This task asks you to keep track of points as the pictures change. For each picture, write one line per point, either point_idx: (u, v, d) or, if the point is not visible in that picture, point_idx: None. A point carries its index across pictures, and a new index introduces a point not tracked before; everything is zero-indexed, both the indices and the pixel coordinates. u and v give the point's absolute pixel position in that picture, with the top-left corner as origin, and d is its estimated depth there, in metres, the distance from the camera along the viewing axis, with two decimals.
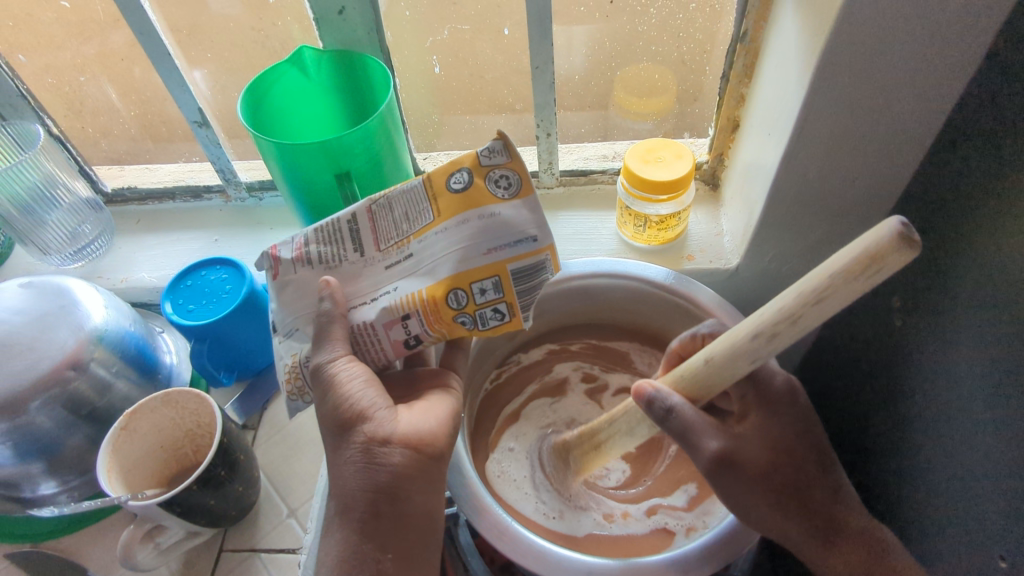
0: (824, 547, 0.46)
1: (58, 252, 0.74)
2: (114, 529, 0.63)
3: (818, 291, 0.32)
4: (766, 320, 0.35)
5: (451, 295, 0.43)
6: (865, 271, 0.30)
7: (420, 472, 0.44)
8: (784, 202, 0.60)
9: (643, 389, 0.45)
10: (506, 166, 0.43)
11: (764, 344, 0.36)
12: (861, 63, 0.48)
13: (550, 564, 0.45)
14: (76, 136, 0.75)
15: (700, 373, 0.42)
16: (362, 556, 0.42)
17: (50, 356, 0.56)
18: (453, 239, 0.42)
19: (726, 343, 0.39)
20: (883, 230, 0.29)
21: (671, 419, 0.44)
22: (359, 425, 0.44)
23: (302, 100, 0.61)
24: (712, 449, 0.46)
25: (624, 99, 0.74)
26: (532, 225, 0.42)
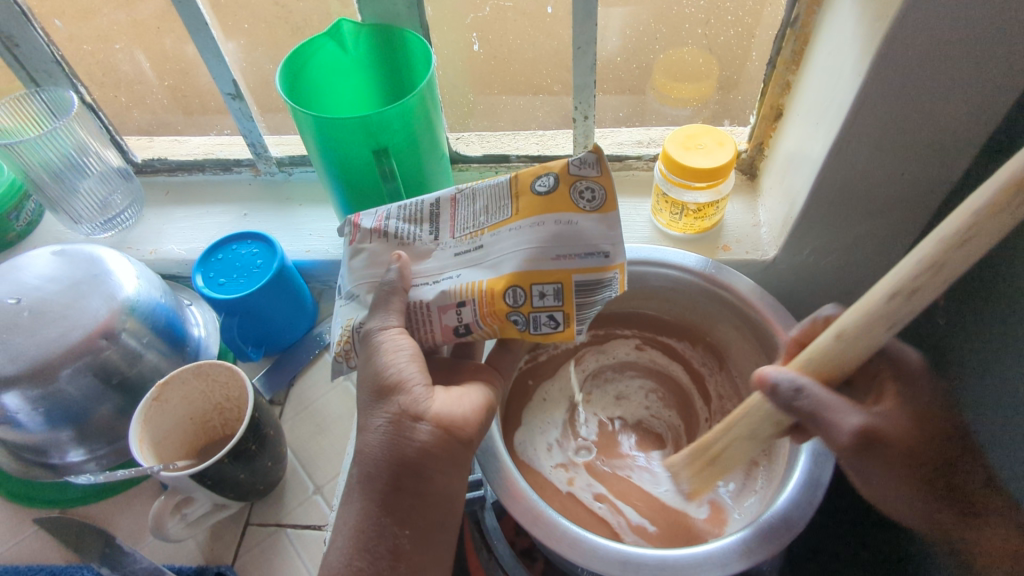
0: (963, 524, 0.42)
1: (88, 221, 0.74)
2: (141, 498, 0.63)
3: (960, 233, 0.30)
4: (902, 276, 0.34)
5: (510, 292, 0.44)
6: (1016, 203, 0.28)
7: (445, 453, 0.44)
8: (829, 194, 0.58)
9: (766, 374, 0.42)
10: (593, 178, 0.44)
11: (902, 304, 0.34)
12: (922, 52, 0.46)
13: (585, 551, 0.44)
14: (108, 105, 0.75)
15: (832, 351, 0.39)
16: (379, 532, 0.43)
17: (82, 324, 0.56)
18: (528, 238, 0.44)
19: (861, 313, 0.37)
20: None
21: (803, 400, 0.40)
22: (394, 395, 0.44)
23: (340, 74, 0.60)
24: (857, 427, 0.40)
25: (664, 84, 0.72)
26: (606, 242, 0.44)
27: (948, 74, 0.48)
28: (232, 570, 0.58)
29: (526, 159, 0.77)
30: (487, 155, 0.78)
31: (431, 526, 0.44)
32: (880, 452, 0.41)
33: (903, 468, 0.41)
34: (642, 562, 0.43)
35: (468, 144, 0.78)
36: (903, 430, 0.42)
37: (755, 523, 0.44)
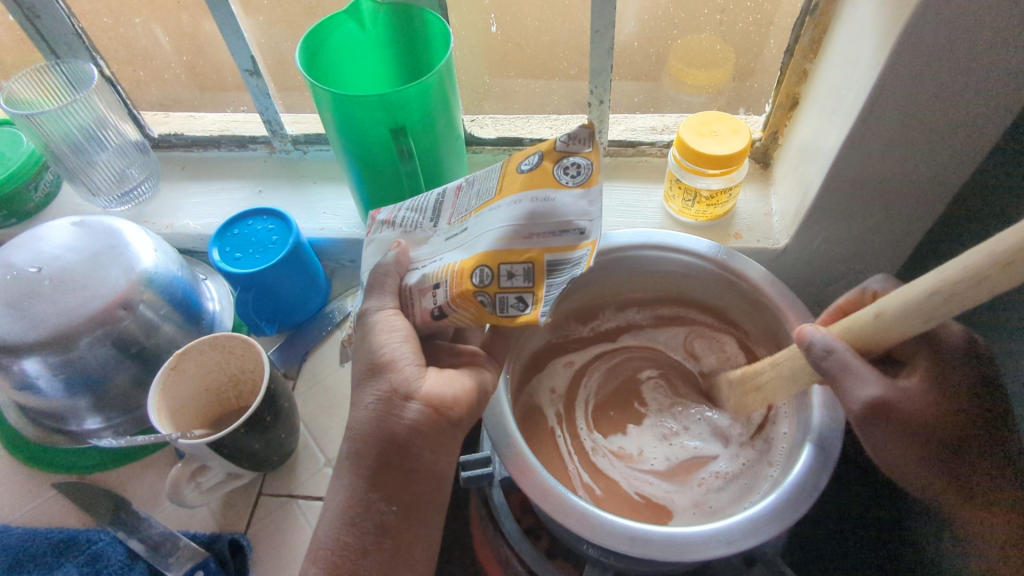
0: (967, 498, 0.46)
1: (106, 194, 0.75)
2: (156, 466, 0.64)
3: (1010, 252, 0.30)
4: (947, 277, 0.33)
5: (477, 271, 0.42)
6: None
7: (434, 433, 0.44)
8: (843, 183, 0.58)
9: (806, 331, 0.44)
10: (581, 154, 0.42)
11: (944, 304, 0.34)
12: (942, 42, 0.46)
13: (592, 526, 0.44)
14: (126, 79, 0.75)
15: (870, 327, 0.39)
16: (370, 503, 0.44)
17: (102, 294, 0.57)
18: (504, 216, 0.43)
19: (900, 297, 0.37)
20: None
21: (832, 360, 0.42)
22: (386, 373, 0.45)
23: (358, 51, 0.60)
24: (873, 396, 0.42)
25: (680, 70, 0.72)
26: (582, 217, 0.42)
27: (967, 65, 0.48)
28: (246, 538, 0.59)
29: (539, 143, 0.77)
30: (501, 138, 0.78)
31: (431, 495, 0.45)
32: (892, 426, 0.43)
33: (907, 446, 0.44)
34: (647, 539, 0.44)
35: (483, 126, 0.78)
36: (920, 409, 0.44)
37: (764, 502, 0.45)
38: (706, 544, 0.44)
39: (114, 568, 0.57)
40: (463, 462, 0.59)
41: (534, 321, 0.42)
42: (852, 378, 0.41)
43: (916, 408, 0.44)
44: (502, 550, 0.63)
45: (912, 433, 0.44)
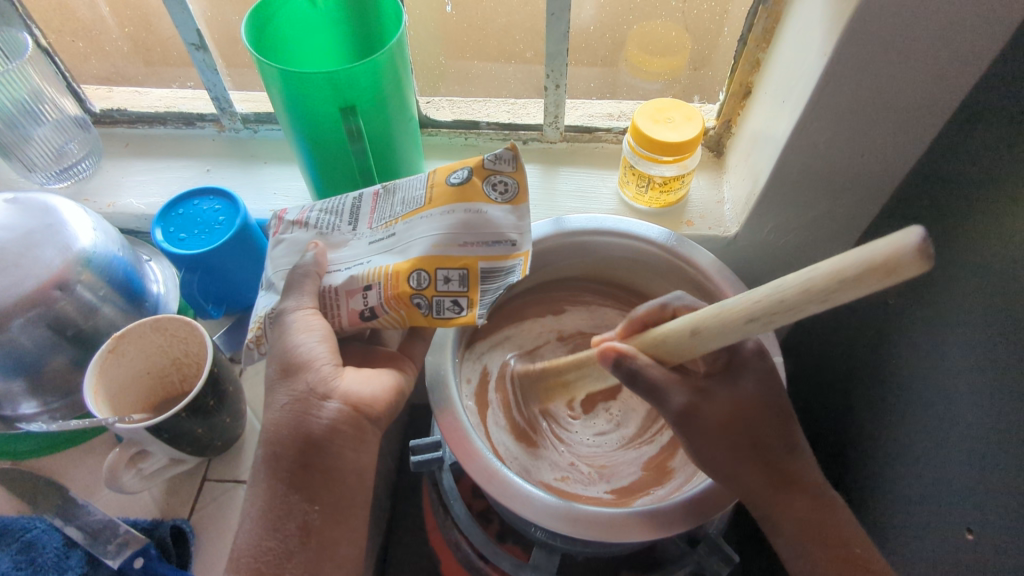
0: (773, 493, 0.46)
1: (42, 170, 0.71)
2: (96, 452, 0.62)
3: (824, 292, 0.31)
4: (764, 302, 0.34)
5: (414, 275, 0.44)
6: (882, 281, 0.29)
7: (353, 430, 0.45)
8: (790, 172, 0.59)
9: (609, 351, 0.45)
10: (508, 174, 0.46)
11: (756, 325, 0.36)
12: (884, 33, 0.48)
13: (537, 509, 0.45)
14: (64, 50, 0.72)
15: (686, 340, 0.41)
16: (298, 498, 0.44)
17: (35, 273, 0.55)
18: (437, 225, 0.45)
19: (717, 317, 0.38)
20: (901, 243, 0.28)
21: (640, 380, 0.44)
22: (302, 374, 0.45)
23: (308, 28, 0.59)
24: (677, 404, 0.45)
25: (638, 56, 0.72)
26: (513, 230, 0.45)
27: (909, 58, 0.49)
28: (188, 524, 0.59)
29: (495, 126, 0.76)
30: (458, 121, 0.77)
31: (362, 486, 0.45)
32: (697, 427, 0.45)
33: (726, 450, 0.45)
34: (590, 520, 0.44)
35: (439, 108, 0.77)
36: (730, 408, 0.46)
37: (706, 483, 0.46)
38: (644, 525, 0.44)
39: (49, 557, 0.55)
40: (413, 447, 0.59)
41: (470, 323, 0.45)
42: (658, 390, 0.44)
43: (737, 402, 0.46)
44: (452, 533, 0.63)
45: (713, 433, 0.45)
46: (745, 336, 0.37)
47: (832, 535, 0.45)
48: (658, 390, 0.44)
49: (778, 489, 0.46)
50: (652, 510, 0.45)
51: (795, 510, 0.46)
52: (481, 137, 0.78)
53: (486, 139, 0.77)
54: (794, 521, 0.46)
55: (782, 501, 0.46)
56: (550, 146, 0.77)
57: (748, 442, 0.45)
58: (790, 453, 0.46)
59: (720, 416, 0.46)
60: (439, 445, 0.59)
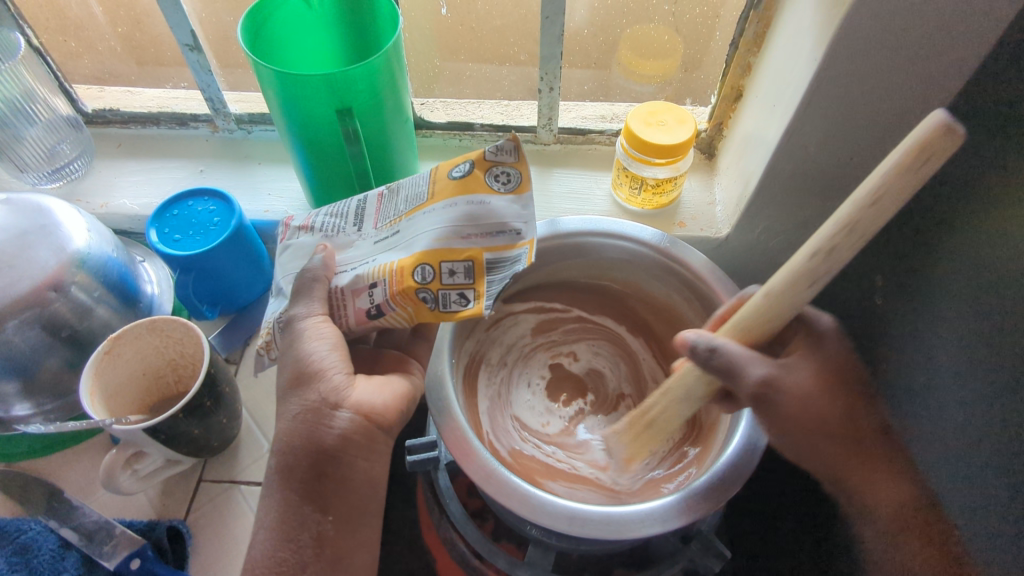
0: (869, 473, 0.45)
1: (34, 170, 0.71)
2: (91, 454, 0.62)
3: (878, 198, 0.33)
4: (823, 240, 0.36)
5: (418, 270, 0.44)
6: (924, 164, 0.31)
7: (365, 439, 0.45)
8: (781, 175, 0.60)
9: (686, 339, 0.45)
10: (511, 164, 0.46)
11: (823, 262, 0.37)
12: (872, 40, 0.49)
13: (534, 507, 0.45)
14: (55, 49, 0.72)
15: (762, 307, 0.41)
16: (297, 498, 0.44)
17: (30, 274, 0.55)
18: (440, 219, 0.45)
19: (784, 270, 0.39)
20: (928, 126, 0.31)
21: (717, 358, 0.43)
22: (314, 383, 0.45)
23: (303, 29, 0.59)
24: (756, 378, 0.43)
25: (631, 60, 0.73)
26: (517, 218, 0.45)
27: (898, 63, 0.50)
28: (185, 524, 0.59)
29: (489, 128, 0.77)
30: (452, 122, 0.77)
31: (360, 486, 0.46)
32: (771, 406, 0.44)
33: (807, 430, 0.44)
34: (585, 518, 0.45)
35: (433, 110, 0.78)
36: (810, 389, 0.45)
37: (698, 482, 0.47)
38: (639, 523, 0.45)
39: (44, 558, 0.55)
40: (409, 447, 0.59)
41: (477, 315, 0.44)
42: (738, 367, 0.42)
43: (822, 379, 0.46)
44: (448, 532, 0.64)
45: (796, 416, 0.44)
46: (816, 287, 0.38)
47: (927, 534, 0.44)
48: (736, 368, 0.43)
49: (868, 468, 0.45)
50: (646, 508, 0.45)
51: (884, 493, 0.45)
52: (475, 139, 0.78)
53: (480, 140, 0.78)
54: (892, 508, 0.45)
55: (871, 484, 0.45)
56: (544, 147, 0.78)
57: (845, 421, 0.45)
58: (885, 436, 0.46)
59: (803, 391, 0.45)
60: (435, 444, 0.60)
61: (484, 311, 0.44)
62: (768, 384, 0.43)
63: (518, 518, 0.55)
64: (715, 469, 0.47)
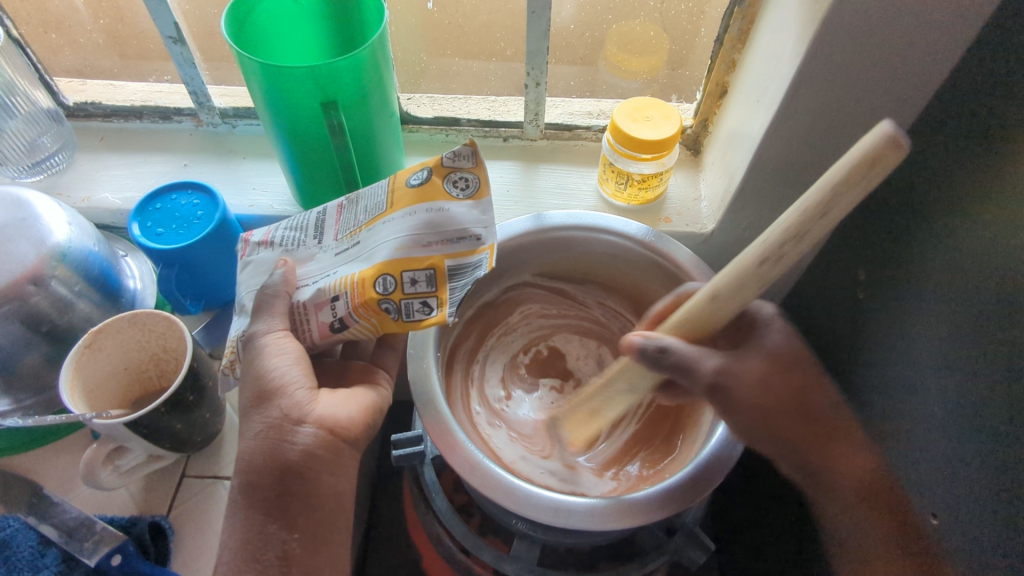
0: (824, 456, 0.45)
1: (14, 164, 0.70)
2: (71, 450, 0.61)
3: (821, 208, 0.34)
4: (772, 239, 0.37)
5: (380, 280, 0.44)
6: (869, 173, 0.32)
7: (328, 454, 0.46)
8: (764, 170, 0.61)
9: (632, 340, 0.44)
10: (468, 170, 0.46)
11: (773, 265, 0.38)
12: (854, 37, 0.49)
13: (519, 499, 0.45)
14: (36, 41, 0.71)
15: (712, 310, 0.41)
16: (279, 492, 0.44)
17: (9, 268, 0.54)
18: (399, 228, 0.45)
19: (731, 276, 0.40)
20: (877, 136, 0.32)
21: (667, 358, 0.43)
22: (275, 400, 0.45)
23: (287, 22, 0.59)
24: (709, 369, 0.43)
25: (617, 56, 0.74)
26: (477, 224, 0.45)
27: (879, 60, 0.50)
28: (166, 520, 0.58)
29: (476, 123, 0.77)
30: (438, 117, 0.77)
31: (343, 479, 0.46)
32: (729, 396, 0.43)
33: (753, 416, 0.44)
34: (570, 509, 0.45)
35: (420, 105, 0.77)
36: (758, 379, 0.44)
37: (682, 473, 0.47)
38: (622, 514, 0.45)
39: (24, 554, 0.55)
40: (394, 441, 0.59)
41: (442, 322, 0.44)
42: (688, 364, 0.43)
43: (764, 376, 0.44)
44: (433, 527, 0.64)
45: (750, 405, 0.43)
46: (762, 288, 0.39)
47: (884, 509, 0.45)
48: (686, 365, 0.43)
49: (829, 445, 0.45)
50: (631, 499, 0.45)
51: (850, 468, 0.45)
52: (462, 134, 0.78)
53: (467, 136, 0.78)
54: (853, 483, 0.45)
55: (832, 459, 0.45)
56: (531, 143, 0.78)
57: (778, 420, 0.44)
58: (838, 410, 0.45)
59: (753, 387, 0.44)
60: (420, 439, 0.60)
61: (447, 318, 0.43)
62: (723, 374, 0.43)
63: (504, 511, 0.55)
64: (701, 457, 0.48)
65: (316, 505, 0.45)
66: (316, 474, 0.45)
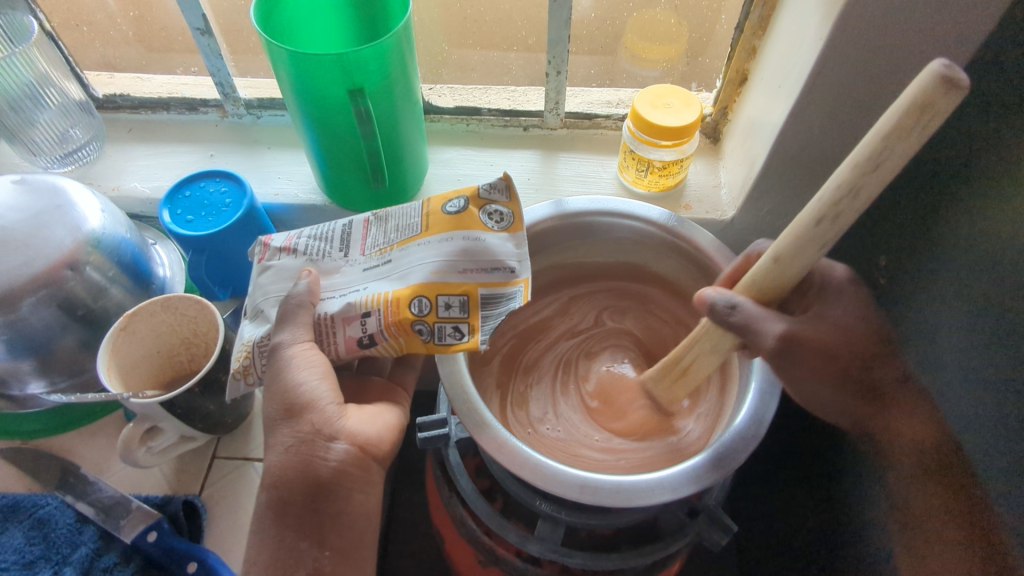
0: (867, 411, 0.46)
1: (47, 154, 0.72)
2: (105, 432, 0.63)
3: (875, 156, 0.31)
4: (825, 199, 0.34)
5: (415, 301, 0.45)
6: (919, 123, 0.29)
7: (360, 471, 0.47)
8: (786, 157, 0.61)
9: (705, 297, 0.45)
10: (503, 203, 0.49)
11: (830, 224, 0.35)
12: (878, 23, 0.49)
13: (546, 477, 0.46)
14: (67, 34, 0.72)
15: (770, 271, 0.40)
16: (309, 476, 0.45)
17: (46, 253, 0.55)
18: (436, 253, 0.47)
19: (792, 236, 0.38)
20: (928, 74, 0.28)
21: (735, 315, 0.43)
22: (306, 415, 0.46)
23: (312, 12, 0.60)
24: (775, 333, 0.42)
25: (635, 44, 0.74)
26: (512, 257, 0.47)
27: (901, 46, 0.50)
28: (200, 499, 0.60)
29: (497, 113, 0.78)
30: (459, 107, 0.78)
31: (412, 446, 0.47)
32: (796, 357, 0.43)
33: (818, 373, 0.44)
34: (597, 487, 0.45)
35: (440, 95, 0.79)
36: (832, 336, 0.44)
37: (709, 451, 0.47)
38: (646, 494, 0.45)
39: (61, 532, 0.56)
40: (419, 424, 0.60)
41: (473, 348, 0.46)
42: (755, 324, 0.42)
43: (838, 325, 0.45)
44: (457, 509, 0.65)
45: (818, 360, 0.44)
46: (827, 247, 0.37)
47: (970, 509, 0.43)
48: (752, 325, 0.42)
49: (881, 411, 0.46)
50: (654, 478, 0.46)
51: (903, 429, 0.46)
52: (482, 124, 0.79)
53: (487, 125, 0.78)
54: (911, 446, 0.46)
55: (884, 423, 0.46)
56: (551, 132, 0.78)
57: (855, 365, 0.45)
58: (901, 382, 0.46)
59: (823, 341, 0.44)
60: (445, 422, 0.61)
61: (480, 345, 0.45)
62: (789, 337, 0.42)
63: (528, 491, 0.56)
64: (716, 446, 0.47)
65: (345, 491, 0.46)
66: (348, 473, 0.46)
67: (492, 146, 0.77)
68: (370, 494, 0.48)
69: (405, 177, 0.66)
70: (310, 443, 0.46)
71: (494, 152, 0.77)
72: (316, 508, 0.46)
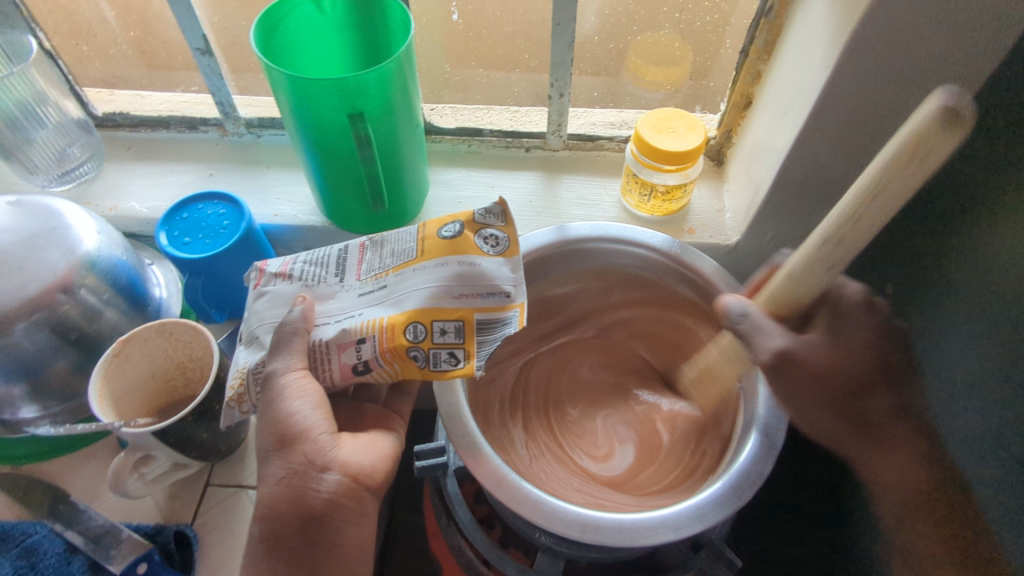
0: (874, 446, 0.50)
1: (44, 173, 0.71)
2: (98, 456, 0.62)
3: (874, 192, 0.35)
4: (833, 227, 0.39)
5: (410, 327, 0.44)
6: (912, 164, 0.33)
7: (354, 503, 0.46)
8: (791, 184, 0.60)
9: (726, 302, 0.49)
10: (498, 227, 0.48)
11: (831, 250, 0.40)
12: (885, 53, 0.48)
13: (546, 514, 0.45)
14: (67, 53, 0.72)
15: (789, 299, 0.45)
16: (304, 511, 0.44)
17: (39, 277, 0.54)
18: (431, 278, 0.46)
19: (801, 260, 0.42)
20: (936, 105, 0.31)
21: (744, 322, 0.48)
22: (298, 445, 0.45)
23: (313, 37, 0.59)
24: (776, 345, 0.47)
25: (639, 66, 0.73)
26: (508, 282, 0.46)
27: (907, 77, 0.50)
28: (191, 529, 0.58)
29: (498, 134, 0.77)
30: (461, 128, 0.77)
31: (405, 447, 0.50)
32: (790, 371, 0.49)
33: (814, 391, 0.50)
34: (598, 526, 0.44)
35: (443, 116, 0.78)
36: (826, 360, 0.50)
37: (713, 489, 0.46)
38: (648, 532, 0.44)
39: (49, 563, 0.55)
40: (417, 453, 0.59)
41: (468, 374, 0.44)
42: (760, 333, 0.47)
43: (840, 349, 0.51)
44: (455, 539, 0.64)
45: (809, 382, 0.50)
46: (834, 270, 0.41)
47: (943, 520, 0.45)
48: (757, 333, 0.47)
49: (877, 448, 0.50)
50: (657, 516, 0.45)
51: (893, 463, 0.49)
52: (484, 144, 0.78)
53: (488, 146, 0.78)
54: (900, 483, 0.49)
55: (880, 457, 0.50)
56: (554, 153, 0.78)
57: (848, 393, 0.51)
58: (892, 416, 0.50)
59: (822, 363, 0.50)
60: (443, 451, 0.60)
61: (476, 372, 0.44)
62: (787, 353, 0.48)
63: (528, 524, 0.54)
64: (716, 485, 0.46)
65: (339, 527, 0.45)
66: (340, 504, 0.45)
67: (493, 167, 0.77)
68: (363, 524, 0.47)
69: (407, 198, 0.66)
70: (303, 477, 0.45)
71: (495, 173, 0.76)
72: (310, 544, 0.45)
